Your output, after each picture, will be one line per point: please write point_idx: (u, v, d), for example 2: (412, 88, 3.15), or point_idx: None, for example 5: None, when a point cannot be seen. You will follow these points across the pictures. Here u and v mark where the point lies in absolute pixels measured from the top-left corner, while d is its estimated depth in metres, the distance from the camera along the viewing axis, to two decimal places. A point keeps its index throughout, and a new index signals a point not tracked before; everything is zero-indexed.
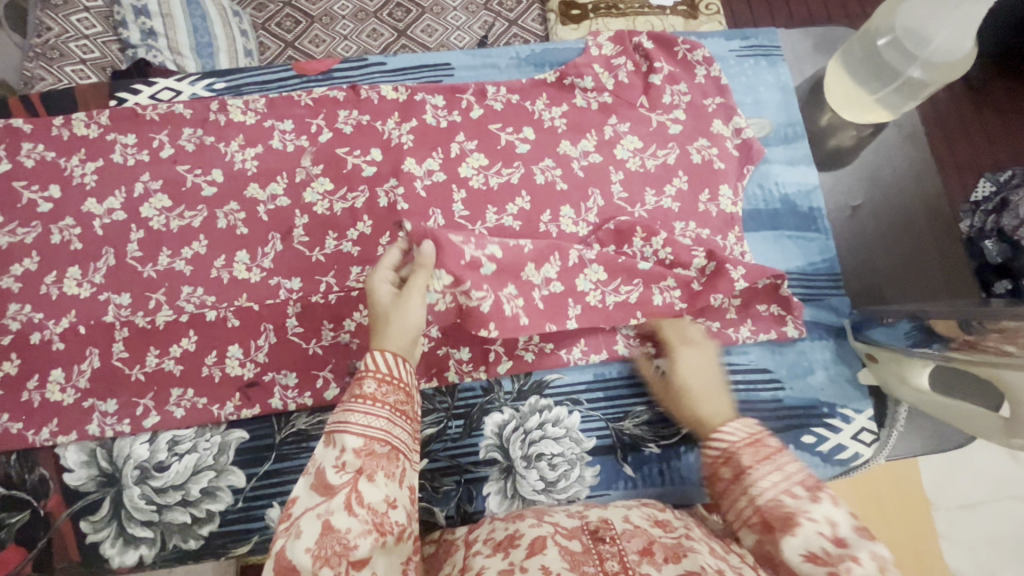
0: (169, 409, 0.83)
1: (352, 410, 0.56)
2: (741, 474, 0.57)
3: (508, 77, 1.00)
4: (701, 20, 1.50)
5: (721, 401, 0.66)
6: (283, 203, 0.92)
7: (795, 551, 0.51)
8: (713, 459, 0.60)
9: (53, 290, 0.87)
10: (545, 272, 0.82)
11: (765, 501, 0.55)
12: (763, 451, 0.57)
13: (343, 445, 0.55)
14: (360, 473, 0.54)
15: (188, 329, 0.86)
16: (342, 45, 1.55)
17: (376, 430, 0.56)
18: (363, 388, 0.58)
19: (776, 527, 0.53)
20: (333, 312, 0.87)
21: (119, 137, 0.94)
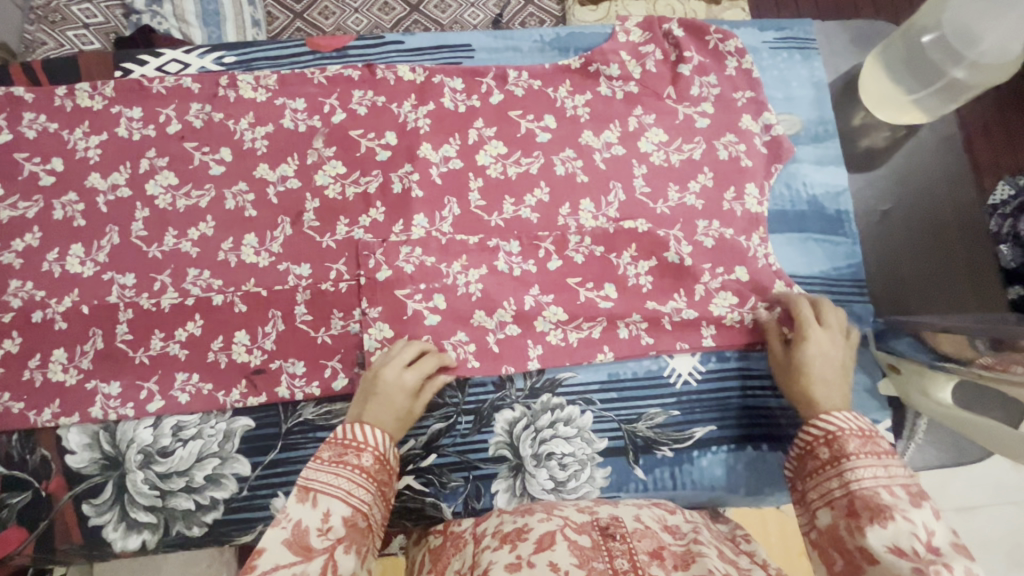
0: (173, 395, 0.82)
1: (342, 476, 0.61)
2: (840, 458, 0.62)
3: (530, 62, 0.96)
4: (724, 6, 1.44)
5: (840, 390, 0.71)
6: (294, 184, 0.89)
7: (881, 541, 0.55)
8: (816, 438, 0.65)
9: (56, 267, 0.85)
10: (499, 317, 0.84)
11: (861, 490, 0.59)
12: (878, 453, 0.62)
13: (328, 509, 0.58)
14: (339, 541, 0.57)
15: (193, 313, 0.84)
16: (351, 19, 1.50)
17: (360, 501, 0.61)
18: (358, 461, 0.63)
19: (868, 519, 0.56)
20: (342, 301, 0.85)
21: (125, 111, 0.90)
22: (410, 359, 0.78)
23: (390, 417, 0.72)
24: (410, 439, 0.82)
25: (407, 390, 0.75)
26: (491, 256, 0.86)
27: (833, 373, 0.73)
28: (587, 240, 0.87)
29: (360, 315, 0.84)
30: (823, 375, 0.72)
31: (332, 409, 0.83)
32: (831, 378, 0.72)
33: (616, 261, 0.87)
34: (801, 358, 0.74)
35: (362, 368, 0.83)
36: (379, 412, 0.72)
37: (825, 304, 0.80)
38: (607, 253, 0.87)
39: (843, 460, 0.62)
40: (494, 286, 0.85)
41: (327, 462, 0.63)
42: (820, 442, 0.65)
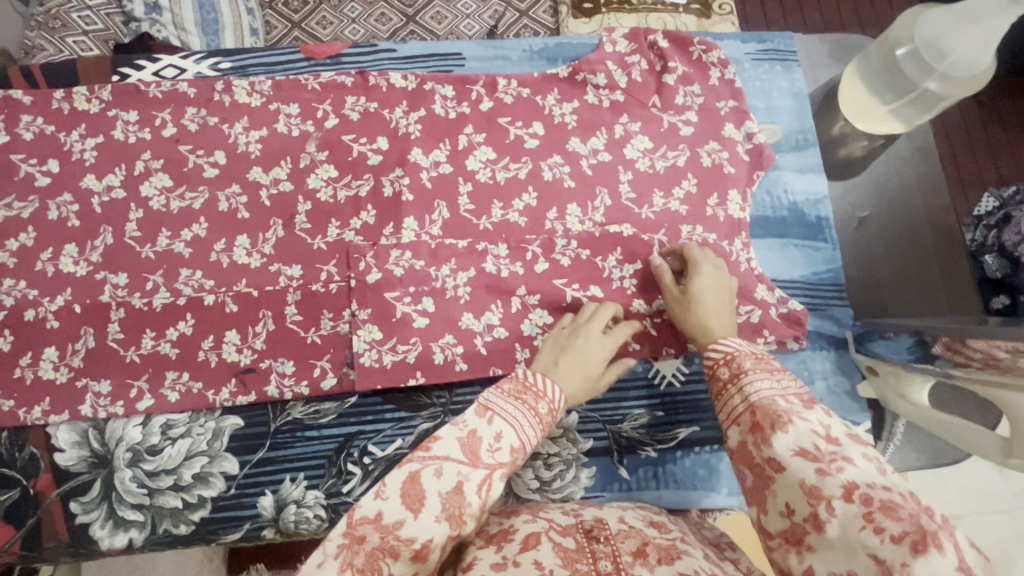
0: (163, 393, 0.82)
1: (519, 409, 0.60)
2: (739, 375, 0.63)
3: (519, 71, 0.97)
4: (713, 20, 1.48)
5: (728, 315, 0.77)
6: (286, 187, 0.90)
7: (786, 447, 0.55)
8: (716, 361, 0.68)
9: (49, 267, 0.86)
10: (487, 319, 0.86)
11: (760, 400, 0.60)
12: (769, 368, 0.64)
13: (499, 430, 0.57)
14: (501, 466, 0.56)
15: (185, 313, 0.85)
16: (349, 29, 1.53)
17: (528, 438, 0.59)
18: (537, 405, 0.62)
19: (770, 428, 0.57)
20: (333, 301, 0.86)
21: (121, 114, 0.92)
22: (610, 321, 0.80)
23: (590, 367, 0.73)
24: (397, 439, 0.83)
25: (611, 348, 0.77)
26: (481, 259, 0.88)
27: (720, 301, 0.78)
28: (574, 242, 0.89)
29: (350, 316, 0.86)
30: (712, 304, 0.77)
31: (320, 408, 0.84)
32: (719, 308, 0.77)
33: (603, 262, 0.88)
34: (691, 297, 0.78)
35: (351, 368, 0.84)
36: (582, 368, 0.73)
37: (706, 248, 0.85)
38: (594, 255, 0.89)
39: (743, 378, 0.64)
40: (482, 289, 0.87)
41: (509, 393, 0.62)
42: (721, 364, 0.67)
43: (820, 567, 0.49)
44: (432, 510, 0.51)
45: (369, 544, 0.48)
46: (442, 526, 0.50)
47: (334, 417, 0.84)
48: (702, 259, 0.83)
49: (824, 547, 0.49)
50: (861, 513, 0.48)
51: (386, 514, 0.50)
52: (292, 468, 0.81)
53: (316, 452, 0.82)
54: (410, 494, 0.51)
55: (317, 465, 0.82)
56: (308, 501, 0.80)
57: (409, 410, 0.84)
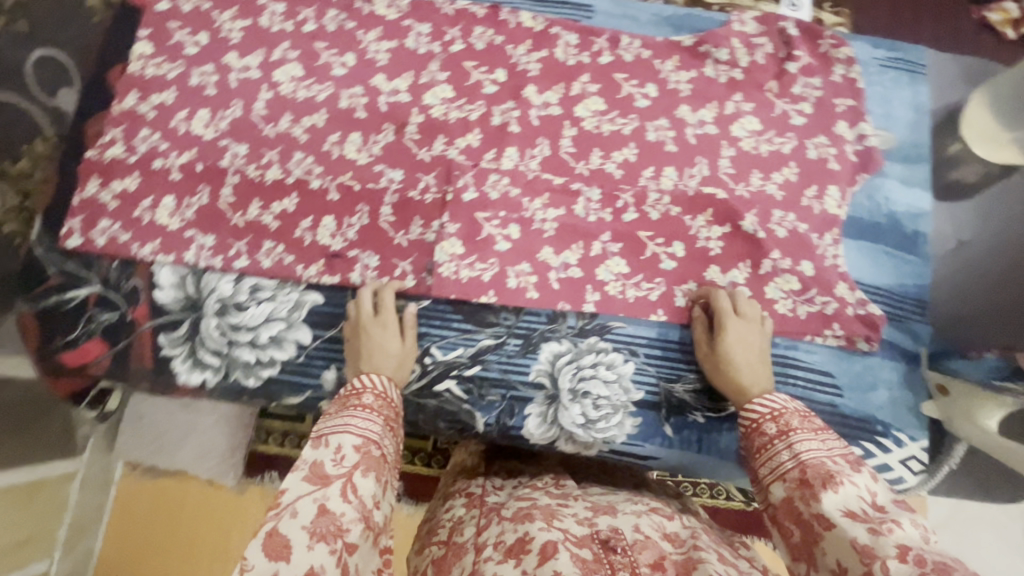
0: (258, 258, 0.89)
1: (349, 417, 0.65)
2: (787, 431, 0.63)
3: (644, 33, 0.98)
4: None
5: (763, 372, 0.77)
6: (403, 98, 0.96)
7: (834, 506, 0.55)
8: (760, 416, 0.67)
9: (182, 126, 0.94)
10: (565, 258, 0.89)
11: (810, 459, 0.60)
12: (815, 426, 0.64)
13: (340, 443, 0.62)
14: (355, 467, 0.60)
15: (291, 191, 0.91)
16: None
17: (373, 433, 0.64)
18: (361, 399, 0.68)
19: (820, 485, 0.57)
20: (426, 210, 0.91)
21: (270, 4, 1.00)
22: (371, 313, 0.84)
23: (392, 358, 0.80)
24: (459, 347, 0.87)
25: (391, 333, 0.82)
26: (572, 199, 0.91)
27: (754, 357, 0.78)
28: (665, 199, 0.91)
29: (439, 227, 0.90)
30: (745, 359, 0.78)
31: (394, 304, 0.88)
32: (753, 362, 0.78)
33: (690, 223, 0.90)
34: (727, 352, 0.79)
35: (429, 275, 0.89)
36: (377, 361, 0.79)
37: (739, 295, 0.85)
38: (683, 214, 0.90)
39: (790, 433, 0.63)
40: (567, 228, 0.90)
41: (332, 413, 0.66)
42: (765, 420, 0.66)
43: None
44: (299, 543, 0.52)
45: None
46: (318, 549, 0.53)
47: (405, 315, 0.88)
48: (733, 310, 0.83)
49: None
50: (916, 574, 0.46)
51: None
52: None
53: None
54: (273, 545, 0.52)
55: None
56: None
57: (475, 324, 0.87)
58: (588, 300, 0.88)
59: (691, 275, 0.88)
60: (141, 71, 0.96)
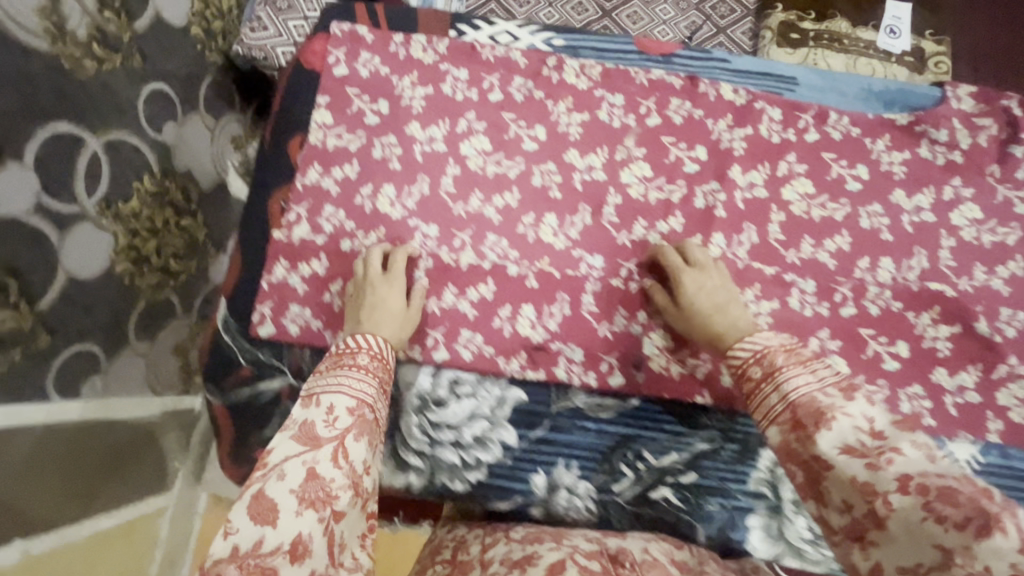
0: (457, 349, 0.84)
1: (342, 380, 0.65)
2: (772, 372, 0.60)
3: (852, 109, 0.92)
4: (926, 77, 1.55)
5: (735, 310, 0.75)
6: (599, 176, 0.90)
7: (832, 445, 0.52)
8: (746, 360, 0.64)
9: (368, 202, 0.89)
10: None
11: (799, 398, 0.57)
12: (803, 360, 0.60)
13: (332, 404, 0.61)
14: (347, 431, 0.60)
15: (487, 277, 0.87)
16: (544, 12, 1.65)
17: (365, 395, 0.65)
18: (356, 360, 0.69)
19: (812, 424, 0.54)
20: (630, 301, 0.86)
21: (453, 70, 0.94)
22: (380, 269, 0.83)
23: (390, 311, 0.79)
24: (673, 452, 0.82)
25: (399, 292, 0.81)
26: (785, 290, 0.85)
27: (715, 298, 0.77)
28: (886, 294, 0.86)
29: (645, 319, 0.86)
30: (711, 304, 0.76)
31: (602, 403, 0.83)
32: (721, 304, 0.76)
33: (914, 320, 0.85)
34: (687, 305, 0.78)
35: (637, 370, 0.84)
36: (379, 318, 0.79)
37: (688, 246, 0.85)
38: (905, 311, 0.85)
39: (778, 372, 0.59)
40: (784, 322, 0.84)
41: (323, 373, 0.67)
42: (751, 363, 0.63)
43: (887, 562, 0.47)
44: (288, 508, 0.51)
45: (241, 557, 0.48)
46: (306, 516, 0.51)
47: (615, 415, 0.83)
48: (690, 262, 0.82)
49: (890, 541, 0.47)
50: (919, 505, 0.46)
51: (242, 546, 0.49)
52: (568, 454, 0.82)
53: (593, 445, 0.82)
54: (259, 509, 0.50)
55: (593, 456, 0.82)
56: (580, 491, 0.81)
57: (688, 426, 0.83)
58: None
59: (918, 376, 0.83)
60: (322, 142, 0.91)
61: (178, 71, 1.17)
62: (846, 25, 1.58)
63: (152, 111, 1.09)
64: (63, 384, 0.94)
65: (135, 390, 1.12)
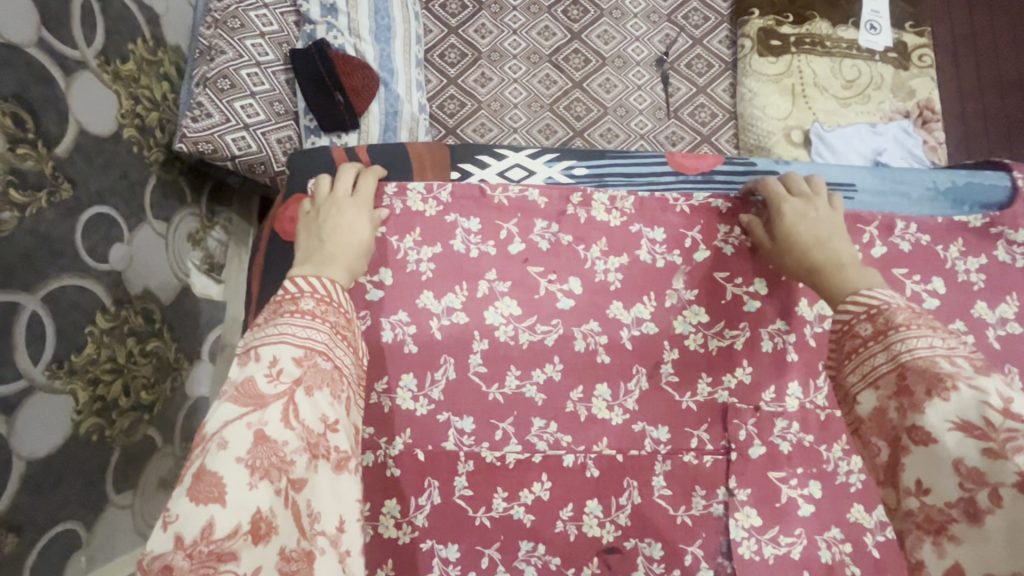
0: (519, 566, 0.72)
1: (287, 323, 0.57)
2: (886, 331, 0.54)
3: (920, 212, 0.83)
4: (912, 72, 1.43)
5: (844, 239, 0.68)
6: (650, 329, 0.78)
7: (942, 417, 0.48)
8: (857, 316, 0.57)
9: (385, 401, 0.75)
10: (880, 514, 0.75)
11: (913, 360, 0.52)
12: (929, 324, 0.54)
13: (275, 356, 0.54)
14: (295, 384, 0.53)
15: (540, 472, 0.74)
16: (510, 40, 1.46)
17: (317, 342, 0.57)
18: (298, 305, 0.59)
19: (923, 393, 0.49)
20: (706, 476, 0.75)
21: (461, 220, 0.80)
22: (349, 189, 0.75)
23: (354, 237, 0.70)
24: None
25: (362, 213, 0.73)
26: None
27: (823, 229, 0.69)
28: None
29: (725, 495, 0.75)
30: (812, 236, 0.69)
31: None
32: (826, 233, 0.68)
33: None
34: (789, 232, 0.70)
35: (726, 559, 0.74)
36: (342, 240, 0.69)
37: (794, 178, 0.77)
38: None
39: (890, 333, 0.54)
40: None
41: (269, 322, 0.58)
42: (860, 320, 0.57)
43: (968, 564, 0.45)
44: (238, 481, 0.47)
45: (189, 545, 0.44)
46: (258, 487, 0.47)
47: None
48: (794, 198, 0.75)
49: (981, 539, 0.45)
50: None
51: (186, 535, 0.45)
52: None
53: None
54: (199, 487, 0.46)
55: None
56: None
57: None
58: None
59: None
60: None
61: (115, 185, 1.00)
62: (827, 25, 1.43)
63: (93, 241, 0.95)
64: None
65: (122, 546, 1.02)
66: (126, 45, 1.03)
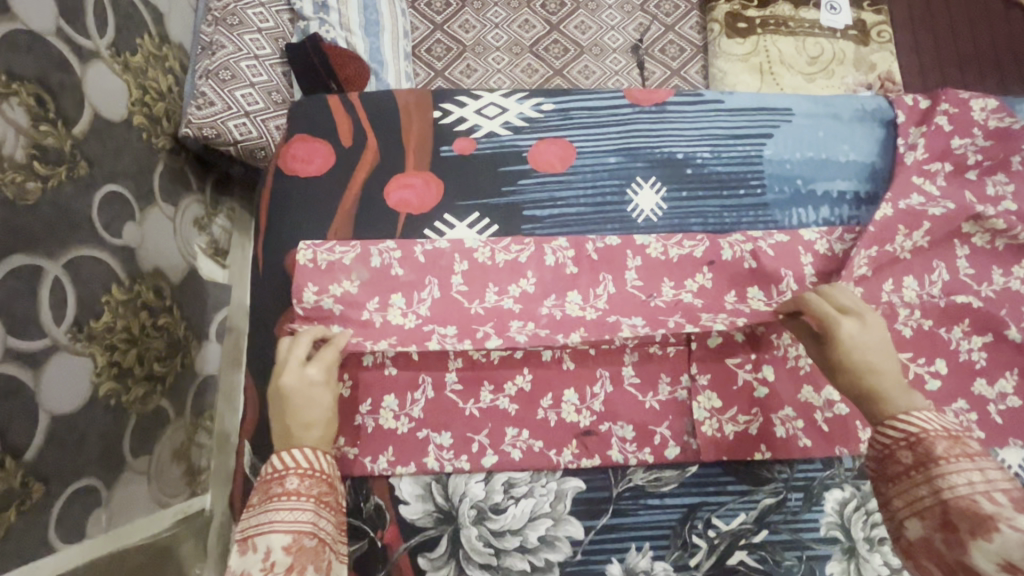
0: (506, 450, 0.81)
1: (274, 513, 0.65)
2: (929, 463, 0.58)
3: (850, 132, 0.95)
4: (873, 49, 1.47)
5: (892, 368, 0.67)
6: (615, 241, 0.86)
7: (987, 557, 0.51)
8: (898, 442, 0.61)
9: (378, 317, 0.82)
10: (828, 394, 0.82)
11: (955, 498, 0.56)
12: (967, 454, 0.59)
13: (268, 546, 0.63)
14: (288, 571, 0.62)
15: (522, 366, 0.83)
16: (492, 34, 1.58)
17: (303, 523, 0.65)
18: (283, 486, 0.67)
19: (967, 531, 0.53)
20: (670, 364, 0.84)
21: (445, 148, 0.91)
22: (307, 352, 0.76)
23: (320, 411, 0.72)
24: (741, 513, 0.81)
25: (325, 380, 0.74)
26: None
27: (874, 351, 0.68)
28: (916, 313, 0.85)
29: (688, 381, 0.83)
30: (865, 358, 0.67)
31: (662, 476, 0.82)
32: (878, 351, 0.68)
33: (947, 336, 0.85)
34: (849, 360, 0.68)
35: (692, 437, 0.82)
36: (308, 414, 0.71)
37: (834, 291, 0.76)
38: (937, 327, 0.85)
39: (932, 467, 0.58)
40: None
41: (259, 505, 0.66)
42: (901, 447, 0.61)
43: None
44: None
45: None
46: None
47: (677, 487, 0.81)
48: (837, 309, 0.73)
49: None
50: None
51: None
52: (638, 537, 0.80)
53: (660, 522, 0.80)
54: None
55: (661, 534, 0.80)
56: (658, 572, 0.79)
57: (752, 484, 0.82)
58: (863, 439, 0.82)
59: (961, 391, 0.84)
60: (313, 261, 0.84)
61: (127, 166, 1.04)
62: (789, 7, 1.50)
63: (109, 216, 0.99)
64: (67, 529, 0.89)
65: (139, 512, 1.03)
66: (135, 39, 1.08)
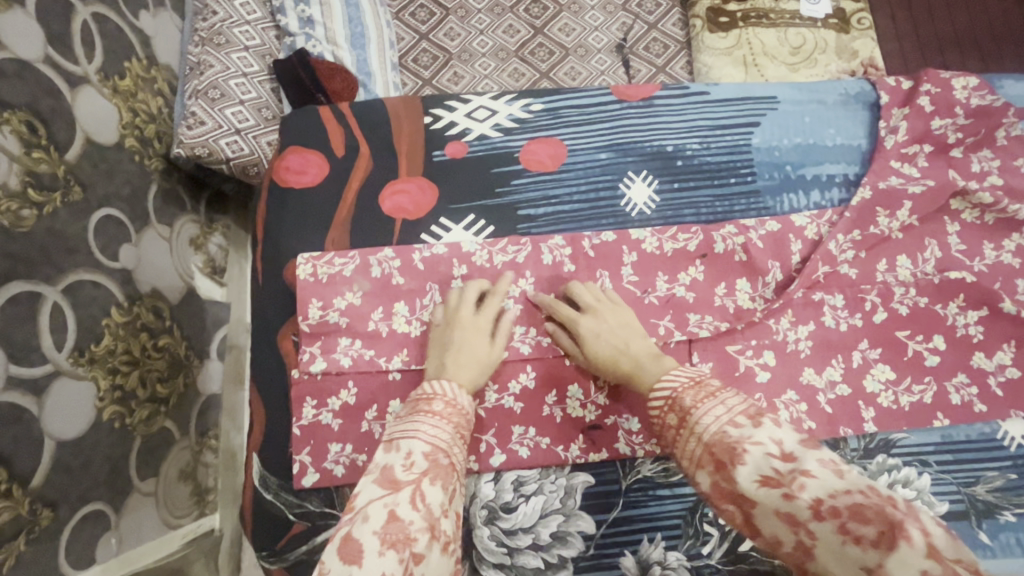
0: (513, 448, 0.81)
1: (420, 421, 0.65)
2: (686, 414, 0.61)
3: (836, 116, 0.96)
4: (854, 35, 1.49)
5: (641, 340, 0.76)
6: (609, 237, 0.87)
7: (750, 478, 0.53)
8: (661, 407, 0.65)
9: (382, 327, 0.83)
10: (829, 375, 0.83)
11: (710, 436, 0.58)
12: (705, 389, 0.63)
13: (409, 449, 0.62)
14: (424, 474, 0.60)
15: (526, 364, 0.83)
16: (477, 40, 1.60)
17: (442, 441, 0.64)
18: (431, 406, 0.67)
19: (729, 461, 0.55)
20: (671, 355, 0.84)
21: (438, 154, 0.92)
22: (476, 301, 0.81)
23: (477, 358, 0.75)
24: None
25: (482, 339, 0.77)
26: (817, 311, 0.85)
27: (615, 340, 0.76)
28: (911, 291, 0.86)
29: None
30: (614, 346, 0.76)
31: (670, 466, 0.82)
32: (617, 335, 0.76)
33: (943, 312, 0.86)
34: (590, 354, 0.77)
35: None
36: (466, 355, 0.75)
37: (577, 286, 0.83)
38: (932, 304, 0.86)
39: (692, 410, 0.61)
40: (825, 342, 0.84)
41: (405, 418, 0.67)
42: (666, 408, 0.64)
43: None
44: (371, 548, 0.52)
45: None
46: (388, 556, 0.52)
47: (685, 476, 0.82)
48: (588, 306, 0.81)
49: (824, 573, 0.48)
50: (836, 530, 0.47)
51: None
52: (649, 528, 0.80)
53: (671, 511, 0.81)
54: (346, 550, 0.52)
55: (673, 524, 0.80)
56: (672, 563, 0.79)
57: None
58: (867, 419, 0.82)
59: (960, 365, 0.85)
60: (313, 275, 0.84)
61: (120, 189, 1.05)
62: None
63: (105, 240, 0.99)
64: (77, 555, 0.89)
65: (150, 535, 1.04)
66: (123, 63, 1.09)
